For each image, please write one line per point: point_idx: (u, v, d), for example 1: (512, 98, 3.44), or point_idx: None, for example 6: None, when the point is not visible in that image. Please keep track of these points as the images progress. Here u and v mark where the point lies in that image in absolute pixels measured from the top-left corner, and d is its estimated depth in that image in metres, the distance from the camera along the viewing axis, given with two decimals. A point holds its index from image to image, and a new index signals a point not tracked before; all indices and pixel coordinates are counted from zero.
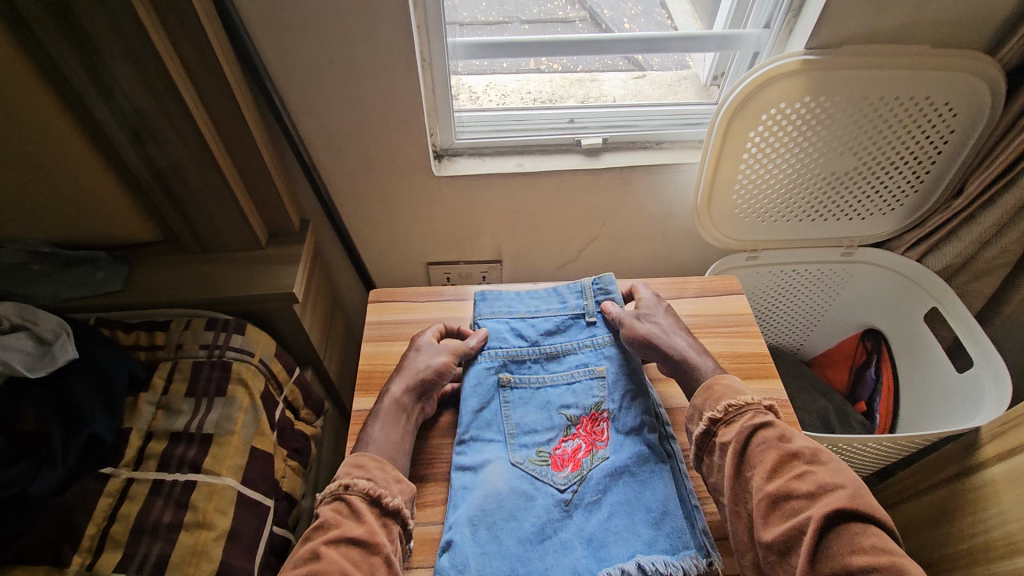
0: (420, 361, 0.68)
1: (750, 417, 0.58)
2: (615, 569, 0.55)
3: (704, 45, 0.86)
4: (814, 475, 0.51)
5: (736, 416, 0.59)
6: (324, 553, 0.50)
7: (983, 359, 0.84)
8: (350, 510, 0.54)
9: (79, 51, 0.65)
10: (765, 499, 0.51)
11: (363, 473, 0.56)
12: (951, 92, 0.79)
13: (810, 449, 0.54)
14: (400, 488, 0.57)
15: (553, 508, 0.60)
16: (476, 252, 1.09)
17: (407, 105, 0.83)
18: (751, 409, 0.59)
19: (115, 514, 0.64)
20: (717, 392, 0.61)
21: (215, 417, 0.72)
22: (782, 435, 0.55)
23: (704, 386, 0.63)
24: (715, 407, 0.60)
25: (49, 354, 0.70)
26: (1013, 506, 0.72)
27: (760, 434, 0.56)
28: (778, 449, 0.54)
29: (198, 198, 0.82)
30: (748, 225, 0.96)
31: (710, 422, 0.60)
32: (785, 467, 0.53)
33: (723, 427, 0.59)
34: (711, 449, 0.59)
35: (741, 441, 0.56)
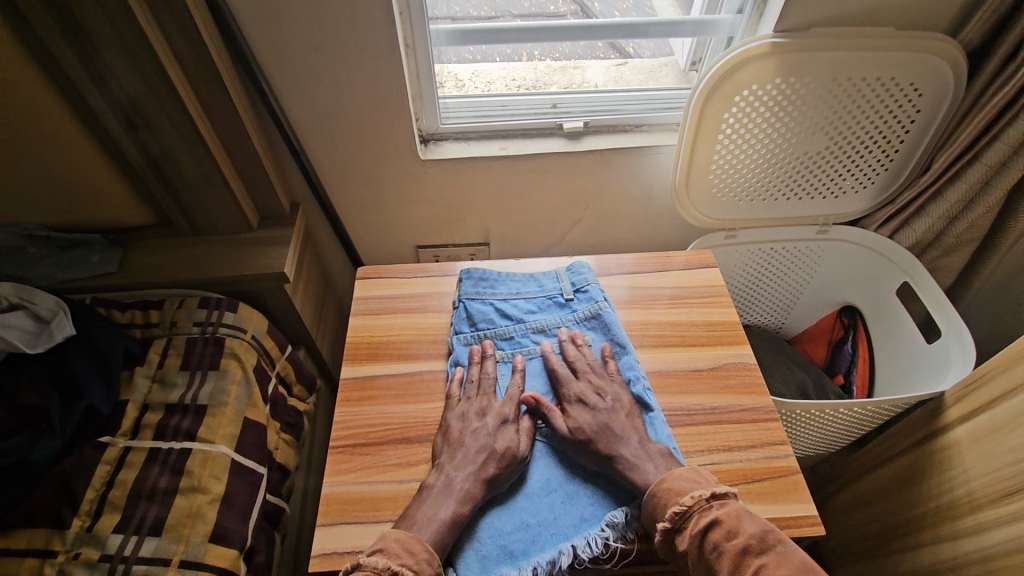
0: (479, 440, 0.61)
1: (699, 521, 0.53)
2: (621, 512, 0.59)
3: (682, 30, 0.89)
4: (768, 571, 0.48)
5: (685, 521, 0.53)
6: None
7: (948, 326, 0.88)
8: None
9: (72, 39, 0.67)
10: None
11: (410, 564, 0.51)
12: (917, 71, 0.82)
13: (758, 534, 0.51)
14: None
15: (555, 465, 0.63)
16: (463, 234, 1.12)
17: (392, 90, 0.85)
18: (697, 511, 0.53)
19: (112, 480, 0.66)
20: (660, 499, 0.55)
21: (208, 389, 0.75)
22: (728, 533, 0.51)
23: (649, 494, 0.56)
24: (664, 514, 0.54)
25: (46, 332, 0.73)
26: (974, 465, 0.75)
27: (709, 537, 0.52)
28: (730, 551, 0.50)
29: (190, 183, 0.85)
30: (726, 204, 0.99)
31: (665, 533, 0.54)
32: (740, 569, 0.49)
33: (677, 536, 0.53)
34: (672, 556, 0.54)
35: (696, 551, 0.52)
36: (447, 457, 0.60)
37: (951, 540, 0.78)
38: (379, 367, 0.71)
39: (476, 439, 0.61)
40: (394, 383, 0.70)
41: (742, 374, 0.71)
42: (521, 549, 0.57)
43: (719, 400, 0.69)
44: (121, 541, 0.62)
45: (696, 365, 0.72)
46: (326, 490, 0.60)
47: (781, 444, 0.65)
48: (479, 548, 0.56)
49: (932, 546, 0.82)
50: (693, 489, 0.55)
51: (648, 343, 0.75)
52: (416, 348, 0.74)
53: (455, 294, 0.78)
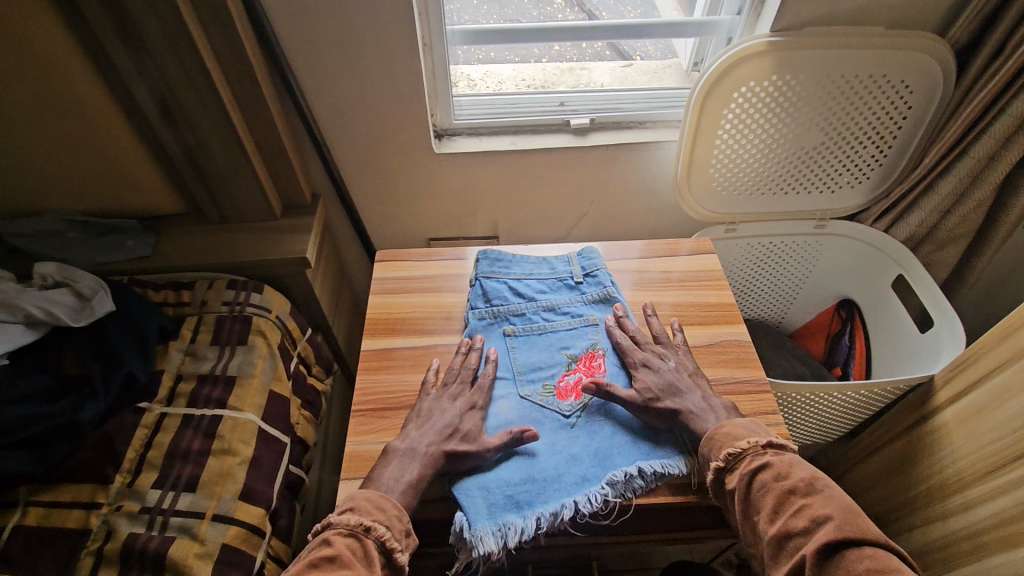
0: (444, 420, 0.65)
1: (749, 463, 0.58)
2: (620, 473, 0.63)
3: (684, 31, 0.94)
4: (809, 509, 0.52)
5: (737, 462, 0.58)
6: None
7: (941, 317, 0.91)
8: (363, 553, 0.52)
9: (121, 35, 0.73)
10: (770, 541, 0.52)
11: (381, 519, 0.55)
12: (907, 69, 0.86)
13: (807, 479, 0.54)
14: (407, 541, 0.56)
15: (559, 430, 0.67)
16: (474, 227, 1.17)
17: (410, 86, 0.91)
18: (749, 454, 0.58)
19: (150, 442, 0.72)
20: (716, 442, 0.61)
21: (237, 362, 0.80)
22: (777, 475, 0.56)
23: (711, 440, 0.61)
24: (718, 455, 0.60)
25: (88, 308, 0.78)
26: (962, 443, 0.78)
27: (758, 477, 0.56)
28: (776, 489, 0.54)
29: (219, 172, 0.90)
30: (726, 197, 1.03)
31: (716, 472, 0.59)
32: (784, 505, 0.53)
33: (727, 475, 0.59)
34: (722, 494, 0.59)
35: (743, 488, 0.56)
36: (414, 426, 0.65)
37: (941, 518, 0.81)
38: (396, 341, 0.76)
39: (446, 416, 0.65)
40: (410, 355, 0.75)
41: (737, 351, 0.75)
42: (526, 501, 0.61)
43: (715, 375, 0.73)
44: (159, 496, 0.67)
45: (694, 343, 0.77)
46: (348, 449, 0.65)
47: (772, 415, 0.69)
48: (489, 498, 0.61)
49: (923, 525, 0.85)
50: (749, 436, 0.60)
51: (649, 323, 0.80)
52: (430, 324, 0.79)
53: (472, 274, 0.83)
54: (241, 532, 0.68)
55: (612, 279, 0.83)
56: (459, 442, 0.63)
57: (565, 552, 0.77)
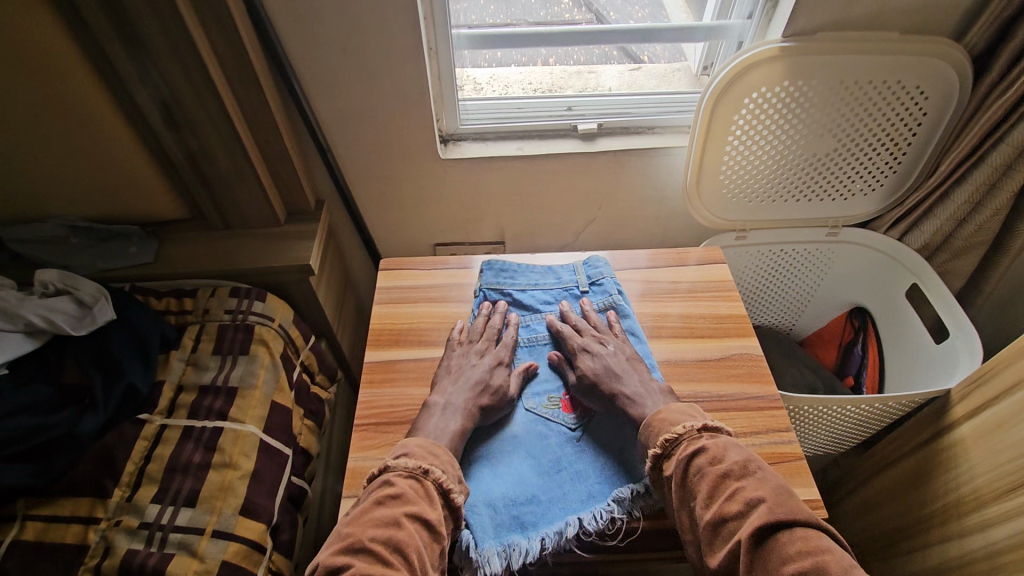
0: (474, 374, 0.68)
1: (686, 448, 0.57)
2: (628, 490, 0.61)
3: (694, 34, 0.93)
4: (743, 492, 0.51)
5: (674, 447, 0.58)
6: (403, 525, 0.51)
7: (957, 328, 0.89)
8: (425, 493, 0.55)
9: (122, 40, 0.72)
10: (706, 527, 0.51)
11: (436, 463, 0.57)
12: (923, 75, 0.84)
13: (741, 463, 0.54)
14: (461, 487, 0.58)
15: (566, 444, 0.65)
16: (479, 233, 1.16)
17: (415, 91, 0.89)
18: (686, 438, 0.58)
19: (150, 455, 0.70)
20: (653, 427, 0.61)
21: (239, 372, 0.79)
22: (713, 458, 0.55)
23: (643, 424, 0.62)
24: (656, 441, 0.59)
25: (89, 316, 0.77)
26: (979, 459, 0.76)
27: (694, 462, 0.56)
28: (711, 473, 0.54)
29: (222, 177, 0.89)
30: (735, 204, 1.01)
31: (653, 458, 0.59)
32: (719, 489, 0.53)
33: (665, 461, 0.58)
34: (660, 481, 0.58)
35: (680, 474, 0.56)
36: (447, 382, 0.68)
37: (958, 537, 0.79)
38: (401, 352, 0.75)
39: (475, 372, 0.69)
40: (415, 367, 0.73)
41: (749, 365, 0.74)
42: (531, 520, 0.60)
43: (726, 389, 0.71)
44: (158, 511, 0.66)
45: (705, 356, 0.75)
46: (351, 465, 0.64)
47: (786, 432, 0.67)
48: (494, 519, 0.59)
49: (939, 543, 0.83)
50: (685, 421, 0.60)
51: (659, 335, 0.78)
52: (435, 335, 0.77)
53: (477, 284, 0.82)
54: (241, 548, 0.66)
55: (619, 288, 0.82)
56: (491, 396, 0.67)
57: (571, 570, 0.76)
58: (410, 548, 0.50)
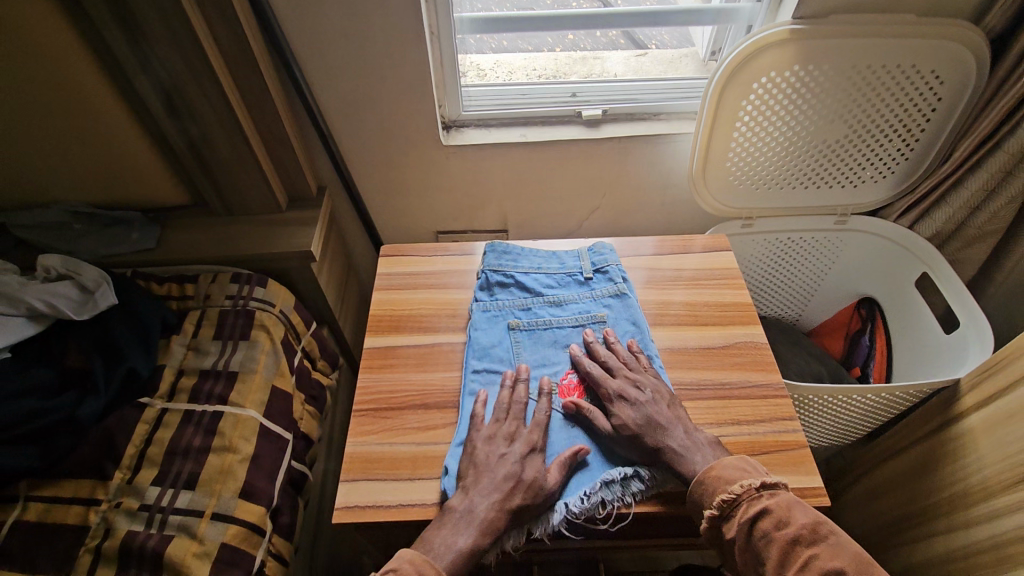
0: (498, 465, 0.58)
1: (747, 510, 0.53)
2: (617, 474, 0.60)
3: (703, 18, 0.91)
4: (817, 562, 0.49)
5: (732, 509, 0.54)
6: None
7: (967, 316, 0.88)
8: None
9: (122, 27, 0.72)
10: None
11: None
12: (938, 59, 0.82)
13: (810, 525, 0.51)
14: None
15: (559, 429, 0.64)
16: (482, 220, 1.15)
17: (417, 76, 0.88)
18: (745, 498, 0.54)
19: (151, 438, 0.71)
20: (707, 486, 0.56)
21: (240, 357, 0.79)
22: (779, 523, 0.52)
23: (695, 480, 0.57)
24: (712, 501, 0.55)
25: (91, 301, 0.78)
26: (988, 452, 0.75)
27: (759, 527, 0.52)
28: (779, 540, 0.51)
29: (224, 164, 0.89)
30: (743, 192, 1.00)
31: (711, 521, 0.55)
32: (791, 558, 0.50)
33: (724, 522, 0.54)
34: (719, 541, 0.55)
35: (744, 539, 0.52)
36: (471, 479, 0.58)
37: (964, 528, 0.78)
38: (400, 338, 0.75)
39: (503, 467, 0.58)
40: (415, 353, 0.73)
41: (752, 353, 0.73)
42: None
43: (729, 377, 0.70)
44: (158, 494, 0.67)
45: (707, 344, 0.74)
46: (350, 449, 0.64)
47: (790, 421, 0.66)
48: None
49: (945, 534, 0.82)
50: (742, 478, 0.55)
51: (661, 322, 0.77)
52: (436, 321, 0.77)
53: (479, 267, 0.81)
54: (240, 531, 0.67)
55: (625, 276, 0.80)
56: (528, 496, 0.57)
57: (569, 555, 0.76)
58: None
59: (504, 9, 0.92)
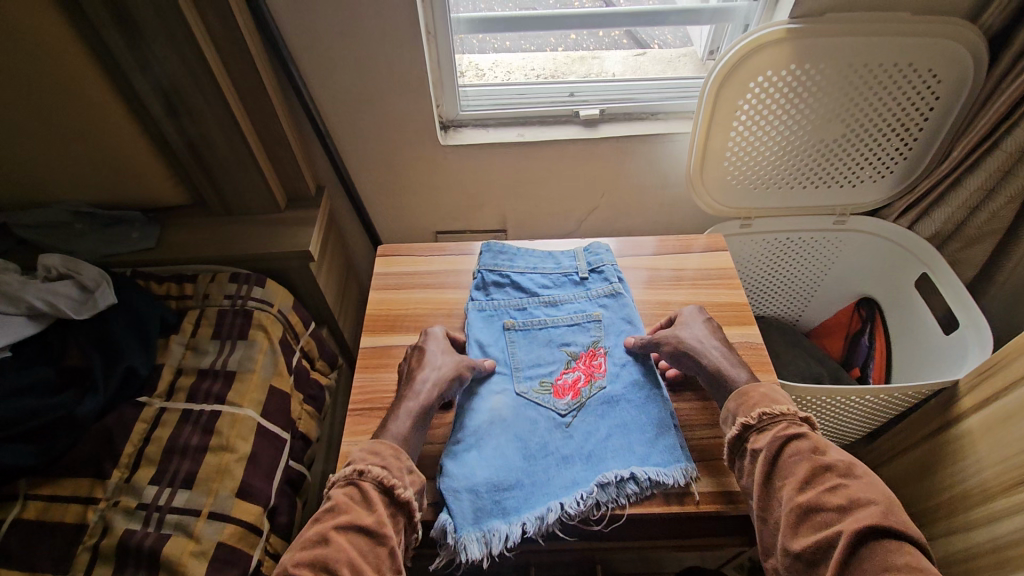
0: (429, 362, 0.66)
1: (784, 427, 0.56)
2: (613, 476, 0.61)
3: (700, 18, 0.90)
4: (847, 489, 0.49)
5: (769, 424, 0.56)
6: (331, 540, 0.48)
7: (966, 316, 0.87)
8: (360, 496, 0.52)
9: (120, 27, 0.72)
10: (795, 509, 0.50)
11: (377, 462, 0.55)
12: (935, 57, 0.82)
13: (846, 463, 0.52)
14: (411, 479, 0.56)
15: (554, 431, 0.65)
16: (482, 220, 1.15)
17: (414, 76, 0.88)
18: (785, 420, 0.56)
19: (149, 437, 0.71)
20: (751, 397, 0.59)
21: (237, 356, 0.79)
22: (816, 449, 0.53)
23: (737, 391, 0.61)
24: (748, 413, 0.58)
25: (90, 301, 0.78)
26: (987, 453, 0.74)
27: (793, 445, 0.54)
28: (812, 460, 0.52)
29: (222, 163, 0.89)
30: (740, 192, 0.99)
31: (741, 428, 0.58)
32: (819, 479, 0.51)
33: (755, 434, 0.57)
34: (742, 453, 0.57)
35: (772, 451, 0.54)
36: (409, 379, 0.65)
37: (962, 530, 0.77)
38: (397, 338, 0.75)
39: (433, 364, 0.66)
40: None
41: (748, 353, 0.73)
42: (513, 506, 0.59)
43: None
44: (155, 492, 0.67)
45: None
46: (346, 448, 0.64)
47: None
48: (476, 505, 0.59)
49: (944, 536, 0.81)
50: (786, 403, 0.58)
51: (657, 323, 0.77)
52: (432, 321, 0.77)
53: (475, 266, 0.81)
54: (237, 530, 0.67)
55: (620, 275, 0.80)
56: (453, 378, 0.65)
57: (566, 556, 0.77)
58: (342, 562, 0.47)
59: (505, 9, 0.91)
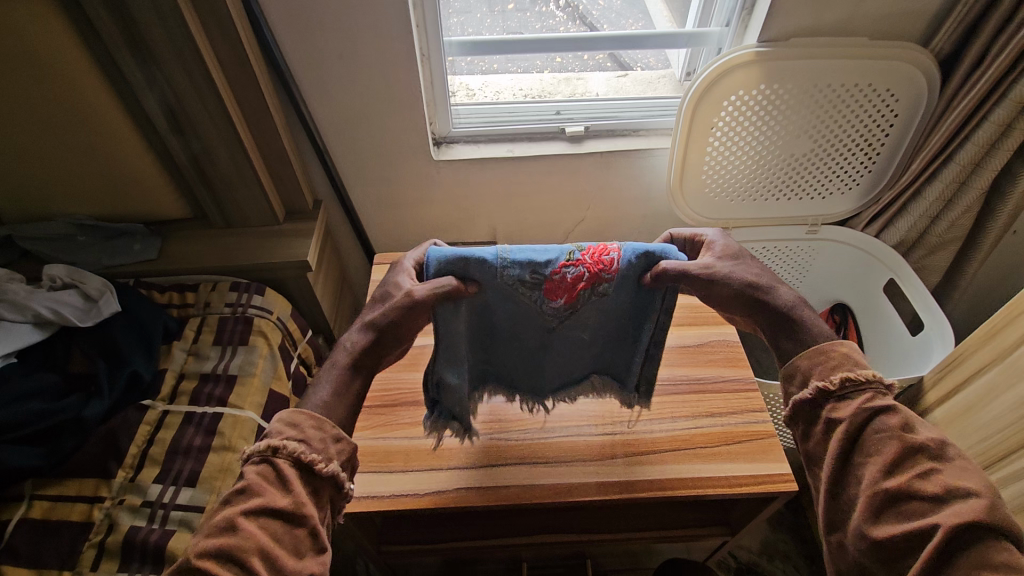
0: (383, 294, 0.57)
1: (869, 397, 0.50)
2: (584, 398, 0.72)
3: (677, 42, 0.97)
4: (941, 475, 0.46)
5: (851, 393, 0.50)
6: (241, 529, 0.44)
7: (931, 321, 0.94)
8: (277, 475, 0.48)
9: (133, 48, 0.76)
10: (879, 495, 0.46)
11: (297, 436, 0.49)
12: (892, 79, 0.89)
13: (939, 440, 0.47)
14: (336, 448, 0.50)
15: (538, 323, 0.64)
16: (473, 232, 1.20)
17: (408, 95, 0.93)
18: (869, 387, 0.50)
19: (153, 438, 0.74)
20: (830, 359, 0.52)
21: (238, 361, 0.82)
22: (906, 424, 0.48)
23: (816, 347, 0.53)
24: (828, 377, 0.51)
25: (94, 308, 0.81)
26: (952, 443, 0.79)
27: (880, 420, 0.49)
28: (902, 440, 0.47)
29: (224, 177, 0.93)
30: (718, 203, 1.05)
31: (816, 395, 0.51)
32: (909, 461, 0.47)
33: (834, 403, 0.51)
34: (813, 420, 0.52)
35: (854, 427, 0.49)
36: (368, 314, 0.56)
37: None
38: None
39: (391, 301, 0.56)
40: None
41: (723, 350, 0.82)
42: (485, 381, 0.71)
43: (703, 372, 0.79)
44: (159, 491, 0.69)
45: (682, 343, 0.83)
46: None
47: (758, 412, 0.74)
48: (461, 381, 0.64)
49: None
50: (870, 363, 0.51)
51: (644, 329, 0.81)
52: None
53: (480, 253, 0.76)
54: None
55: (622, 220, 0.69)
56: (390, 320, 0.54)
57: (555, 550, 0.80)
58: (254, 551, 0.44)
59: (495, 34, 0.97)
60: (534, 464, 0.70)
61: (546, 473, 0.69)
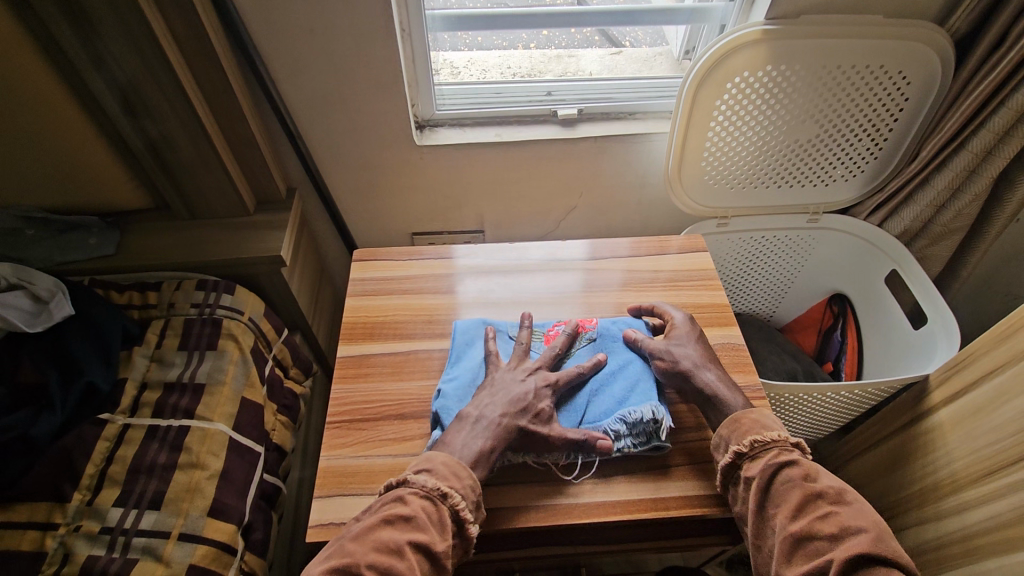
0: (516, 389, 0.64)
1: (777, 454, 0.56)
2: (605, 432, 0.64)
3: (677, 17, 0.90)
4: (837, 517, 0.51)
5: (761, 451, 0.57)
6: (404, 556, 0.49)
7: (934, 311, 0.90)
8: (437, 518, 0.52)
9: (72, 22, 0.68)
10: (789, 540, 0.51)
11: (457, 487, 0.54)
12: (905, 61, 0.83)
13: (835, 489, 0.53)
14: (479, 513, 0.55)
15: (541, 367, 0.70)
16: (458, 221, 1.13)
17: (387, 74, 0.85)
18: (776, 446, 0.57)
19: (112, 456, 0.69)
20: (743, 426, 0.59)
21: (206, 368, 0.77)
22: (806, 476, 0.54)
23: (730, 417, 0.61)
24: (741, 441, 0.58)
25: (46, 312, 0.73)
26: (957, 445, 0.76)
27: (785, 473, 0.55)
28: (803, 488, 0.53)
29: (186, 165, 0.85)
30: (718, 192, 1.00)
31: (735, 456, 0.58)
32: (811, 507, 0.52)
33: (748, 462, 0.57)
34: (735, 480, 0.57)
35: (765, 478, 0.55)
36: (485, 396, 0.64)
37: (935, 521, 0.79)
38: (374, 346, 0.75)
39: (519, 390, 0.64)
40: (390, 361, 0.73)
41: (730, 354, 0.74)
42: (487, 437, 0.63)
43: None
44: (120, 515, 0.65)
45: None
46: (324, 463, 0.63)
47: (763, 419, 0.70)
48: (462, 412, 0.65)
49: (915, 527, 0.83)
50: (778, 429, 0.59)
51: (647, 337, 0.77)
52: (411, 328, 0.77)
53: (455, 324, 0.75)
54: (209, 551, 0.65)
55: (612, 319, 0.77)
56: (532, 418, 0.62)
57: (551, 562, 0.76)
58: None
59: (480, 6, 0.90)
60: (527, 482, 0.63)
61: (539, 493, 0.62)
